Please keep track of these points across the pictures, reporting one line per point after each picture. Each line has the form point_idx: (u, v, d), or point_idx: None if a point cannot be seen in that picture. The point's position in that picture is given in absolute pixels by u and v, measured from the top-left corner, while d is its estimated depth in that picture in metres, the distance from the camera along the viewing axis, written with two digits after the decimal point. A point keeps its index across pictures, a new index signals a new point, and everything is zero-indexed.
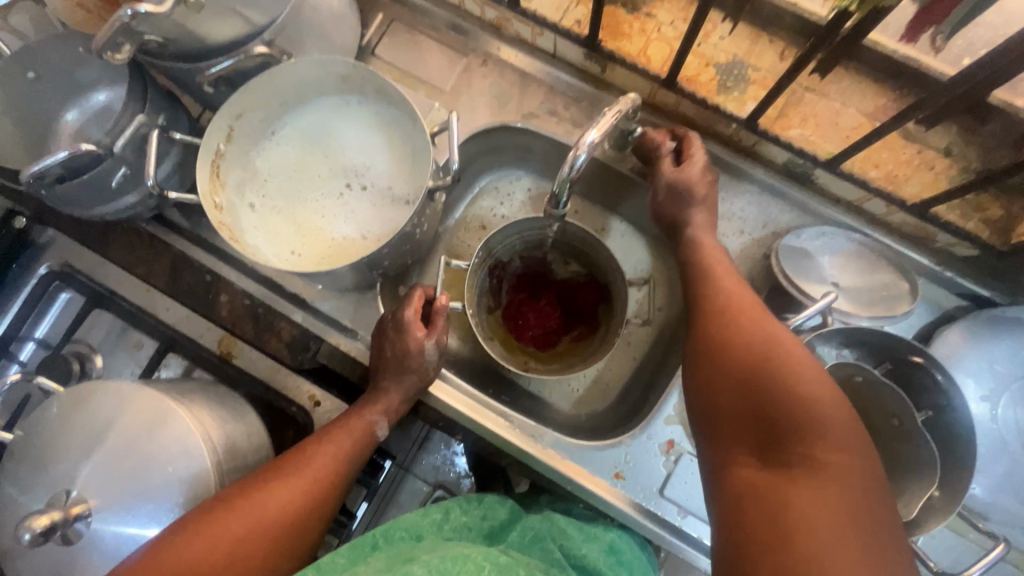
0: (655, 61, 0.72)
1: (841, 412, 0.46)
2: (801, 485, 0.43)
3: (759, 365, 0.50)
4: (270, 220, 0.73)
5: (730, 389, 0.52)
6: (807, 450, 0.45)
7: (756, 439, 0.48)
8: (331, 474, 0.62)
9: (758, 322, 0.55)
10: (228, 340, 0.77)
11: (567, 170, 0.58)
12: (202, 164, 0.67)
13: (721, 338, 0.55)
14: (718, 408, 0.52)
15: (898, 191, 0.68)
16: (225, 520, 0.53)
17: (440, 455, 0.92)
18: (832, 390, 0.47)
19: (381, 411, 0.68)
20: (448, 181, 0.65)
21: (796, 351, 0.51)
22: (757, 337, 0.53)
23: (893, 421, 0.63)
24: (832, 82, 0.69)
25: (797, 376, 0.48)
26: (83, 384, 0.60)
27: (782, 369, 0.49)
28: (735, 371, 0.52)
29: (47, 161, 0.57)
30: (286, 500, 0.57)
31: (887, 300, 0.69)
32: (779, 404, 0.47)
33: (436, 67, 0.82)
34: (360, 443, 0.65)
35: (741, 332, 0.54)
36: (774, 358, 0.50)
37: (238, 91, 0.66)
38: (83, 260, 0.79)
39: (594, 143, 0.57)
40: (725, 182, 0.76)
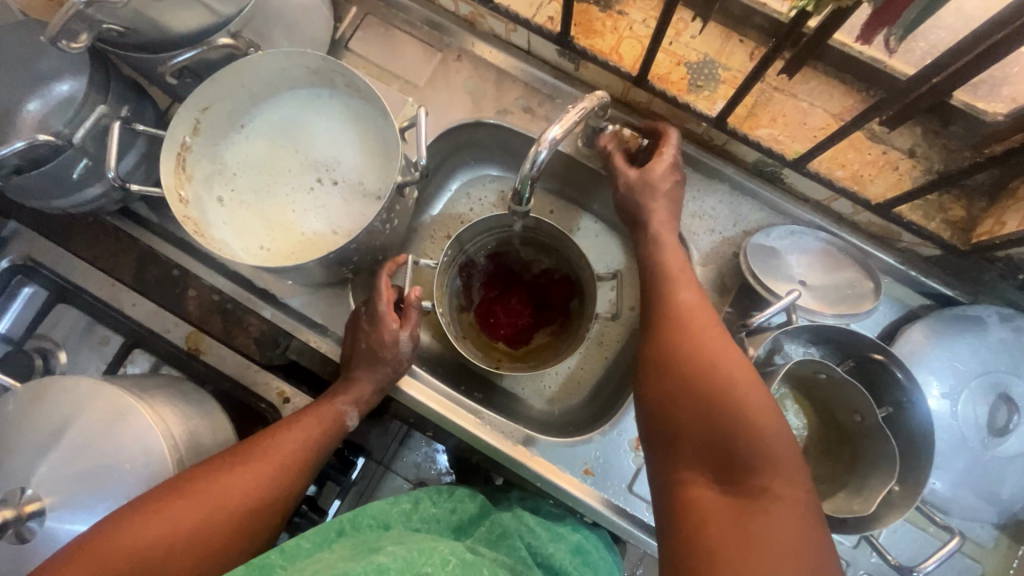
0: (627, 59, 0.72)
1: (780, 437, 0.47)
2: (752, 516, 0.44)
3: (710, 391, 0.50)
4: (238, 214, 0.73)
5: (686, 410, 0.51)
6: (756, 479, 0.46)
7: (709, 462, 0.48)
8: (298, 460, 0.61)
9: (711, 340, 0.54)
10: (195, 335, 0.75)
11: (529, 167, 0.58)
12: (167, 156, 0.66)
13: (673, 355, 0.54)
14: (671, 425, 0.51)
15: (863, 191, 0.69)
16: (184, 503, 0.53)
17: (420, 452, 0.92)
18: (782, 420, 0.48)
19: (352, 401, 0.67)
20: (416, 176, 0.65)
21: (743, 373, 0.51)
22: (714, 359, 0.52)
23: (856, 417, 0.64)
24: (800, 82, 0.70)
25: (750, 403, 0.48)
26: (40, 379, 0.59)
27: (733, 391, 0.49)
28: (688, 394, 0.51)
29: (2, 151, 0.56)
30: (249, 489, 0.57)
31: (853, 298, 0.70)
32: (735, 429, 0.48)
33: (410, 63, 0.81)
34: (329, 433, 0.65)
35: (698, 350, 0.53)
36: (724, 384, 0.50)
37: (204, 82, 0.65)
38: (47, 254, 0.78)
39: (557, 139, 0.57)
40: (696, 180, 0.77)
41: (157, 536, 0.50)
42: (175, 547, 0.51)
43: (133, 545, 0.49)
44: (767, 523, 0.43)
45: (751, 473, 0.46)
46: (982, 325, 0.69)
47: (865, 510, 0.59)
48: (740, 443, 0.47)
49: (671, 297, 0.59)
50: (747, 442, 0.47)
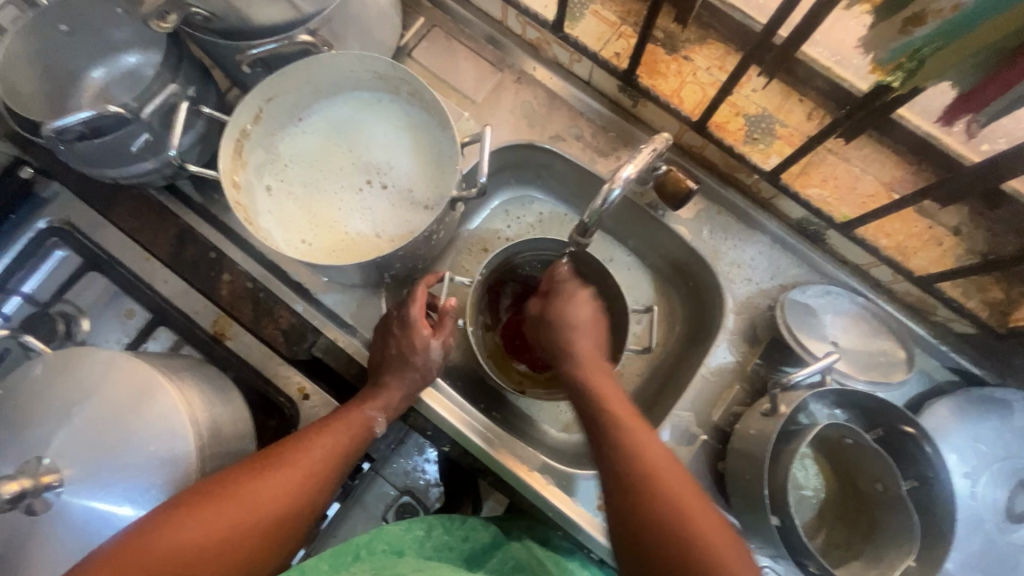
0: (688, 103, 0.73)
1: (724, 544, 0.49)
2: None
3: (675, 548, 0.49)
4: (284, 206, 0.73)
5: (657, 560, 0.50)
6: None
7: None
8: (328, 465, 0.60)
9: (651, 452, 0.56)
10: (223, 320, 0.75)
11: (599, 202, 0.59)
12: (227, 141, 0.66)
13: (641, 492, 0.53)
14: (641, 571, 0.50)
15: (906, 262, 0.70)
16: (214, 503, 0.52)
17: (407, 461, 0.87)
18: (744, 567, 0.48)
19: (381, 408, 0.66)
20: (472, 193, 0.65)
21: (679, 483, 0.53)
22: (672, 506, 0.51)
23: (877, 486, 0.65)
24: (854, 148, 0.71)
25: (716, 559, 0.48)
26: (72, 348, 0.59)
27: (695, 548, 0.49)
28: (640, 522, 0.52)
29: (72, 118, 0.56)
30: (281, 491, 0.56)
31: (883, 366, 0.70)
32: None
33: (470, 80, 0.82)
34: (357, 440, 0.64)
35: (658, 492, 0.52)
36: (668, 508, 0.51)
37: (274, 74, 0.66)
38: (85, 219, 0.78)
39: (630, 178, 0.58)
40: (738, 229, 0.78)
41: (192, 535, 0.50)
42: (209, 544, 0.51)
43: (170, 542, 0.49)
44: None
45: None
46: (1008, 408, 0.70)
47: None
48: (699, 570, 0.48)
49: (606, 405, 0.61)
50: None
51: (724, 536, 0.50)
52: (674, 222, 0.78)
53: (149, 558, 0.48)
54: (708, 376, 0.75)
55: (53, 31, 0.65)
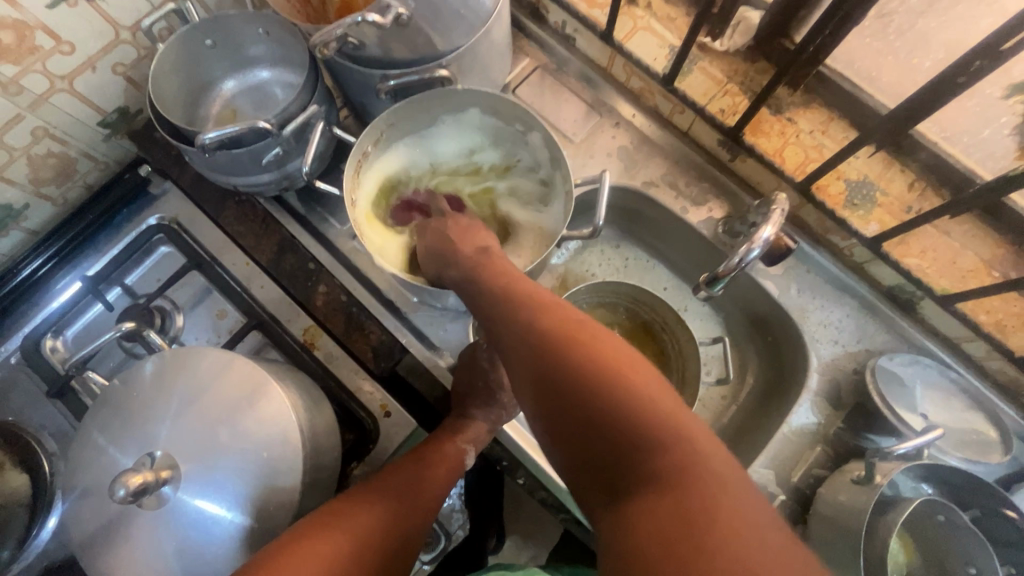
0: (791, 164, 0.74)
1: (639, 374, 0.46)
2: (665, 511, 0.40)
3: (584, 395, 0.45)
4: (388, 228, 0.76)
5: (564, 427, 0.47)
6: (648, 468, 0.43)
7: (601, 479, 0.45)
8: (434, 497, 0.63)
9: (581, 338, 0.48)
10: (314, 330, 0.77)
11: (738, 260, 0.64)
12: (351, 160, 0.69)
13: (536, 341, 0.49)
14: (566, 434, 0.47)
15: (1004, 340, 0.69)
16: (340, 526, 0.55)
17: None
18: (653, 379, 0.46)
19: (473, 441, 0.69)
20: (586, 234, 0.66)
21: (612, 350, 0.47)
22: (574, 356, 0.47)
23: (969, 569, 0.64)
24: (954, 222, 0.71)
25: (627, 390, 0.45)
26: (187, 349, 0.61)
27: (596, 382, 0.45)
28: (559, 404, 0.46)
29: (224, 131, 0.61)
30: (391, 523, 0.58)
31: (979, 446, 0.70)
32: (615, 422, 0.44)
33: (569, 121, 0.85)
34: (454, 473, 0.66)
35: (553, 350, 0.48)
36: (613, 405, 0.44)
37: (401, 103, 0.70)
38: (192, 221, 0.81)
39: (768, 239, 0.63)
40: (824, 290, 0.78)
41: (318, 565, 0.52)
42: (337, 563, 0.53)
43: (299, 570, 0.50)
44: (682, 512, 0.40)
45: (647, 472, 0.43)
46: None
47: None
48: (602, 405, 0.44)
49: (537, 314, 0.50)
50: (626, 436, 0.43)
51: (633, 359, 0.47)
52: (761, 277, 0.79)
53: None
54: (790, 436, 0.74)
55: (199, 44, 0.70)
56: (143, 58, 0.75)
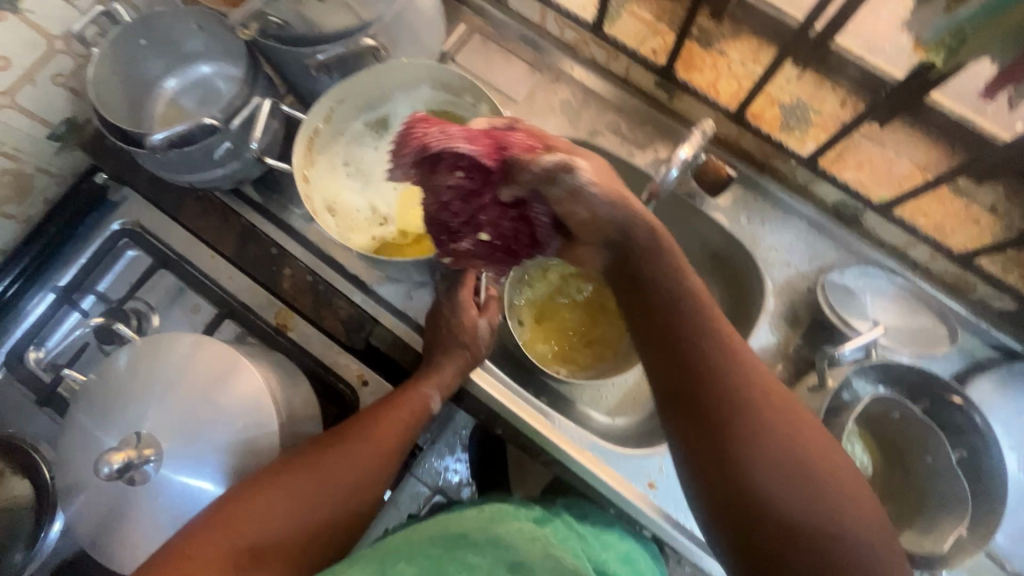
0: (724, 95, 0.77)
1: (793, 413, 0.51)
2: (819, 535, 0.48)
3: (757, 431, 0.50)
4: (346, 204, 0.77)
5: (737, 459, 0.50)
6: (806, 503, 0.49)
7: (757, 511, 0.49)
8: (394, 443, 0.63)
9: (821, 457, 0.50)
10: (285, 313, 0.79)
11: (659, 181, 0.68)
12: (301, 138, 0.70)
13: (725, 387, 0.51)
14: (721, 460, 0.50)
15: (944, 240, 0.72)
16: (298, 473, 0.56)
17: (436, 461, 0.85)
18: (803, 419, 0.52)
19: (436, 386, 0.68)
20: None
21: (772, 391, 0.52)
22: (749, 395, 0.51)
23: (927, 458, 0.67)
24: (888, 132, 0.74)
25: (786, 426, 0.51)
26: (158, 336, 0.63)
27: (772, 415, 0.50)
28: (724, 446, 0.50)
29: (172, 131, 0.63)
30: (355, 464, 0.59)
31: (926, 341, 0.74)
32: (776, 455, 0.49)
33: (510, 82, 0.87)
34: (417, 418, 0.65)
35: (740, 394, 0.51)
36: (778, 444, 0.50)
37: (346, 78, 0.70)
38: (154, 222, 0.83)
39: (686, 158, 0.68)
40: (773, 216, 0.80)
41: (277, 509, 0.53)
42: (292, 509, 0.54)
43: (256, 512, 0.52)
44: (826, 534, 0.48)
45: (803, 507, 0.49)
46: None
47: (936, 550, 0.61)
48: (771, 444, 0.50)
49: (716, 351, 0.51)
50: (783, 472, 0.49)
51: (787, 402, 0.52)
52: (712, 210, 0.81)
53: (240, 524, 0.51)
54: None
55: (133, 44, 0.71)
56: (82, 67, 0.76)
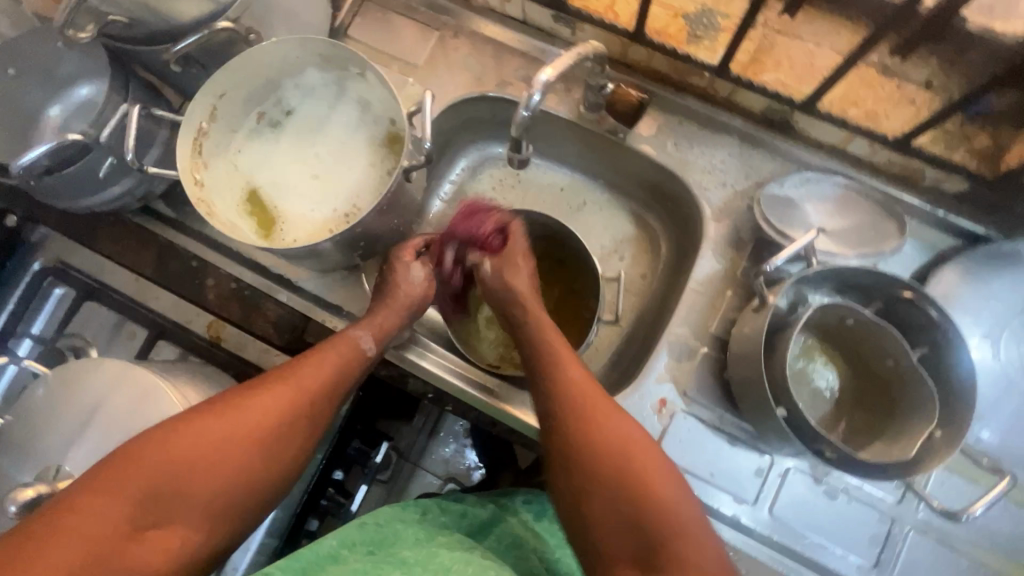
0: (623, 16, 0.74)
1: (654, 470, 0.54)
2: None
3: (619, 479, 0.53)
4: (250, 202, 0.73)
5: (598, 503, 0.54)
6: (661, 551, 0.50)
7: (627, 555, 0.52)
8: (322, 384, 0.59)
9: (674, 520, 0.51)
10: (216, 324, 0.77)
11: (524, 111, 0.60)
12: (183, 139, 0.66)
13: (588, 435, 0.56)
14: (587, 510, 0.54)
15: (879, 127, 0.66)
16: (212, 420, 0.53)
17: (447, 451, 0.99)
18: (672, 477, 0.54)
19: (368, 328, 0.64)
20: (423, 161, 0.64)
21: (637, 443, 0.55)
22: (613, 443, 0.55)
23: (889, 361, 0.63)
24: (803, 23, 0.68)
25: (644, 475, 0.53)
26: (67, 366, 0.61)
27: (635, 470, 0.53)
28: (590, 491, 0.54)
29: (32, 155, 0.59)
30: (272, 412, 0.55)
31: (876, 238, 0.67)
32: (629, 506, 0.52)
33: (407, 46, 0.82)
34: (349, 360, 0.61)
35: (605, 441, 0.55)
36: (633, 493, 0.53)
37: (218, 69, 0.66)
38: (74, 255, 0.81)
39: (549, 81, 0.59)
40: (702, 136, 0.75)
41: (184, 457, 0.50)
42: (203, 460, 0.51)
43: (162, 456, 0.49)
44: None
45: (658, 553, 0.50)
46: (1017, 261, 0.67)
47: (904, 455, 0.57)
48: (625, 490, 0.53)
49: (579, 404, 0.58)
50: (642, 522, 0.51)
51: (660, 459, 0.55)
52: (637, 142, 0.76)
53: (144, 470, 0.49)
54: (697, 289, 0.73)
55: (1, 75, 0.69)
56: None
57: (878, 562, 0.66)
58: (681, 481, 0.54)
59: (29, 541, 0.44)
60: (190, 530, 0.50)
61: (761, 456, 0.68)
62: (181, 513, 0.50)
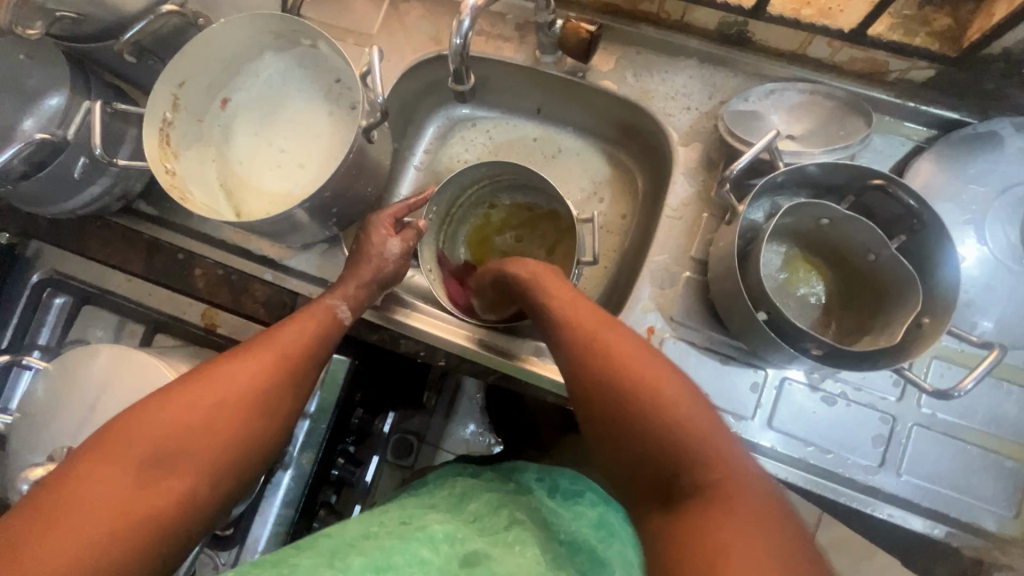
0: None
1: (665, 383, 0.46)
2: (702, 515, 0.41)
3: (621, 399, 0.46)
4: (224, 186, 0.75)
5: (610, 436, 0.47)
6: (675, 480, 0.44)
7: (646, 487, 0.45)
8: (299, 348, 0.60)
9: (691, 438, 0.44)
10: (210, 312, 0.79)
11: (456, 40, 0.61)
12: (149, 130, 0.67)
13: (580, 357, 0.50)
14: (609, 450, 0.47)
15: (835, 23, 0.66)
16: (193, 387, 0.53)
17: (468, 431, 1.03)
18: (686, 388, 0.46)
19: (341, 296, 0.67)
20: (378, 117, 0.65)
21: (634, 353, 0.49)
22: (612, 364, 0.48)
23: (870, 256, 0.62)
24: None
25: (655, 393, 0.46)
26: (68, 356, 0.63)
27: (647, 391, 0.46)
28: (604, 421, 0.47)
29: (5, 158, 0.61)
30: (255, 372, 0.56)
31: (842, 135, 0.67)
32: (642, 425, 0.45)
33: (360, 16, 0.83)
34: (325, 326, 0.64)
35: (603, 358, 0.49)
36: (648, 414, 0.45)
37: (175, 56, 0.67)
38: (68, 264, 0.83)
39: (477, 5, 0.60)
40: (662, 63, 0.75)
41: (169, 418, 0.50)
42: (189, 425, 0.51)
43: (146, 424, 0.50)
44: (720, 512, 0.41)
45: (680, 479, 0.43)
46: (995, 139, 0.65)
47: (891, 341, 0.58)
48: (637, 414, 0.45)
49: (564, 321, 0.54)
50: (661, 449, 0.44)
51: (671, 375, 0.47)
52: (597, 79, 0.76)
53: (130, 441, 0.49)
54: (674, 215, 0.72)
55: None
56: None
57: (885, 461, 0.65)
58: (698, 393, 0.47)
59: (24, 523, 0.43)
60: (186, 487, 0.49)
61: (755, 371, 0.68)
62: (178, 471, 0.49)
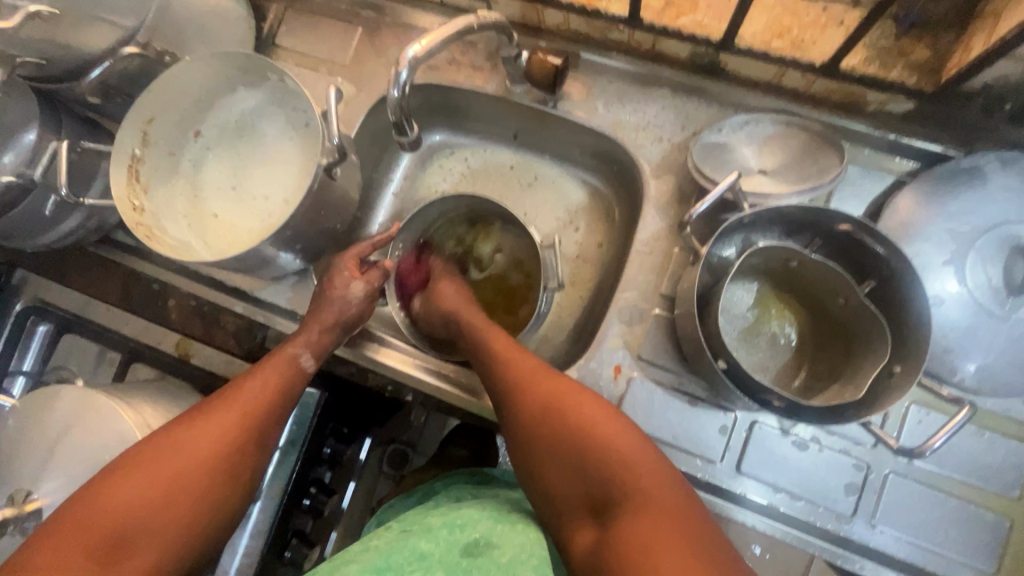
0: None
1: (596, 417, 0.53)
2: (629, 522, 0.46)
3: (553, 429, 0.53)
4: (194, 219, 0.75)
5: (549, 464, 0.53)
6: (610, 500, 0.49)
7: (582, 507, 0.51)
8: (260, 404, 0.59)
9: (615, 461, 0.50)
10: (183, 342, 0.80)
11: (394, 88, 0.63)
12: (116, 168, 0.68)
13: (515, 395, 0.57)
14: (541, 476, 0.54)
15: (806, 55, 0.64)
16: (155, 459, 0.53)
17: None
18: (613, 418, 0.53)
19: (304, 343, 0.66)
20: (337, 156, 0.65)
21: (565, 392, 0.55)
22: (546, 404, 0.55)
23: (840, 300, 0.60)
24: None
25: (584, 424, 0.52)
26: (36, 393, 0.64)
27: (582, 430, 0.52)
28: (542, 449, 0.54)
29: None
30: (214, 436, 0.56)
31: (816, 171, 0.64)
32: (572, 449, 0.52)
33: (333, 45, 0.82)
34: (290, 377, 0.63)
35: (540, 400, 0.55)
36: (577, 446, 0.52)
37: (140, 95, 0.67)
38: (48, 292, 0.84)
39: (416, 56, 0.60)
40: (633, 92, 0.73)
41: (131, 497, 0.50)
42: (154, 497, 0.51)
43: (108, 500, 0.50)
44: (642, 518, 0.46)
45: (609, 498, 0.49)
46: (977, 177, 0.62)
47: (857, 394, 0.55)
48: (560, 440, 0.53)
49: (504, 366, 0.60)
50: (594, 471, 0.50)
51: (595, 405, 0.54)
52: (569, 109, 0.74)
53: (96, 519, 0.49)
54: (645, 249, 0.70)
55: None
56: None
57: (858, 510, 0.63)
58: (620, 417, 0.53)
59: None
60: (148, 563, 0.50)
61: (725, 413, 0.66)
62: (144, 549, 0.50)
